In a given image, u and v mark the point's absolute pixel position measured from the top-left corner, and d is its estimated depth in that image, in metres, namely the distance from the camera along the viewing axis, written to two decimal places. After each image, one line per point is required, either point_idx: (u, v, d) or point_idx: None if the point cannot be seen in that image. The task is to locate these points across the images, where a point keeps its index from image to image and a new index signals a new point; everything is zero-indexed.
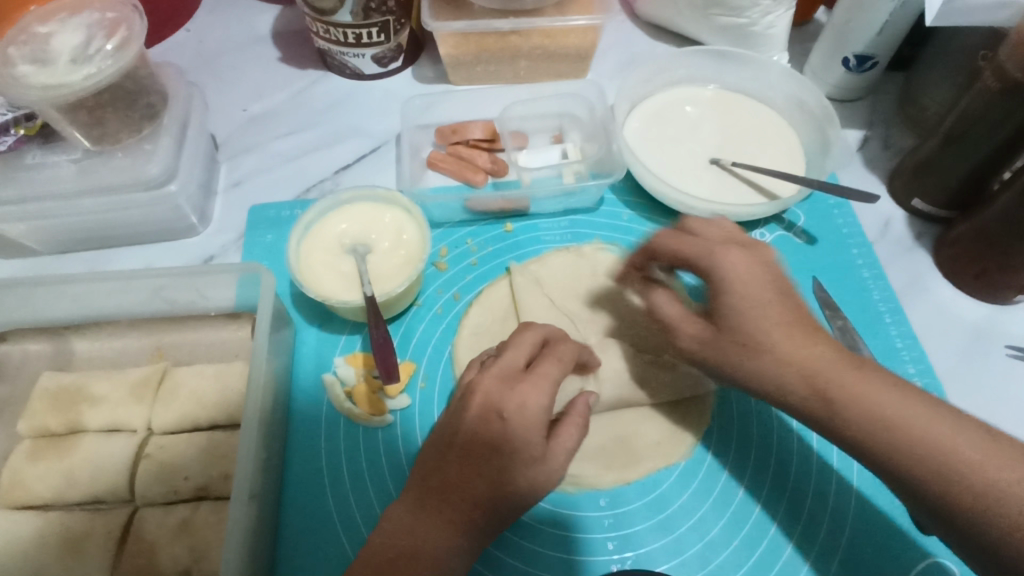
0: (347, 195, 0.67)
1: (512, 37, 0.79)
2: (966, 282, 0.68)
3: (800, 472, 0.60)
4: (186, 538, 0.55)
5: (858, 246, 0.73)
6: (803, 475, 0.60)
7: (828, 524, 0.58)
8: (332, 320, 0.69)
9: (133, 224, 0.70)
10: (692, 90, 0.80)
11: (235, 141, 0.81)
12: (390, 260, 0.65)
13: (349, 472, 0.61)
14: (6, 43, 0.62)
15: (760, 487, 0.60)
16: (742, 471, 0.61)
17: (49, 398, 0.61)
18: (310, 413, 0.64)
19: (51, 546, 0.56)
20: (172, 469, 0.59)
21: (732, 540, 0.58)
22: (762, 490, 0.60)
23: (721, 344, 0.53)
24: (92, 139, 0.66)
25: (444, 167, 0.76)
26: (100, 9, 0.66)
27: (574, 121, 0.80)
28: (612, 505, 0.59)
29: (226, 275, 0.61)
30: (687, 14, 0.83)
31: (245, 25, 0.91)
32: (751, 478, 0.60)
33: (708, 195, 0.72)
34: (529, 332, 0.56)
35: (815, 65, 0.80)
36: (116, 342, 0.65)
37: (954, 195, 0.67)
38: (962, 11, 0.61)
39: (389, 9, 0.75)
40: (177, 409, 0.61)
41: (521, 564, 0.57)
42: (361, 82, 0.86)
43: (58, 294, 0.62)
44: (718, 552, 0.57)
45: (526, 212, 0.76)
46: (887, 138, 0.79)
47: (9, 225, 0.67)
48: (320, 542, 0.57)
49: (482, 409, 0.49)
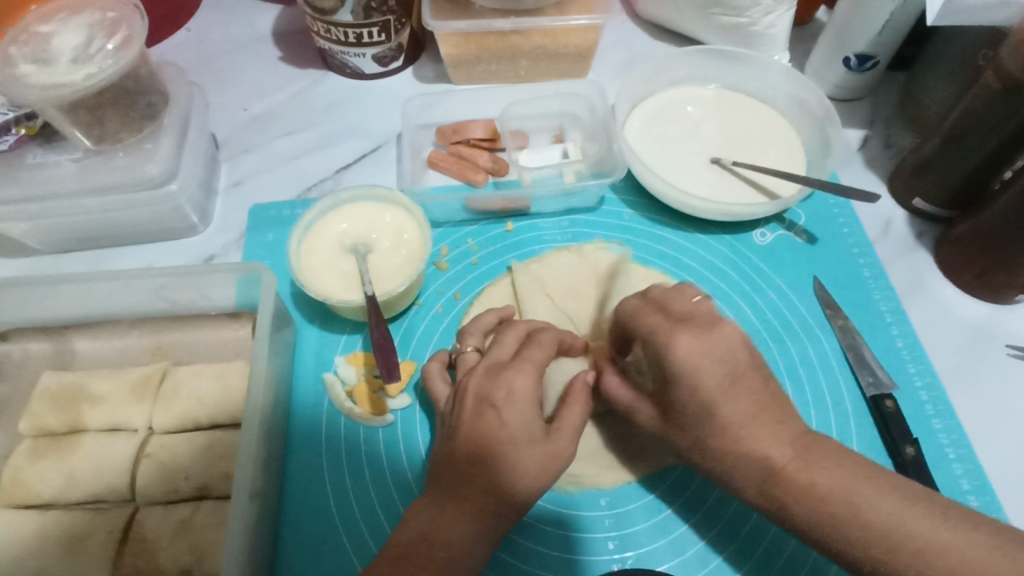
0: (348, 195, 0.67)
1: (513, 36, 0.79)
2: (967, 282, 0.68)
3: (758, 524, 0.58)
4: (186, 538, 0.55)
5: (859, 246, 0.73)
6: (763, 526, 0.58)
7: (810, 562, 0.57)
8: (333, 320, 0.69)
9: (134, 224, 0.70)
10: (693, 89, 0.80)
11: (235, 140, 0.81)
12: (390, 260, 0.65)
13: (350, 473, 0.61)
14: (7, 43, 0.62)
15: (728, 543, 0.57)
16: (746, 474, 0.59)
17: (50, 398, 0.61)
18: (310, 413, 0.64)
19: (52, 547, 0.56)
20: (172, 469, 0.59)
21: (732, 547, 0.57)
22: (729, 542, 0.58)
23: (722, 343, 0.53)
24: (92, 139, 0.66)
25: (444, 166, 0.76)
26: (101, 8, 0.66)
27: (575, 121, 0.80)
28: (613, 505, 0.59)
29: (226, 274, 0.61)
30: (687, 13, 0.83)
31: (245, 25, 0.91)
32: (717, 535, 0.58)
33: (709, 194, 0.72)
34: (517, 330, 0.56)
35: (816, 65, 0.80)
36: (117, 342, 0.65)
37: (955, 194, 0.67)
38: (963, 11, 0.61)
39: (389, 9, 0.75)
40: (177, 408, 0.61)
41: (521, 564, 0.57)
42: (361, 82, 0.86)
43: (59, 294, 0.62)
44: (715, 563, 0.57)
45: (527, 212, 0.76)
46: (888, 137, 0.79)
47: (10, 225, 0.67)
48: (321, 542, 0.57)
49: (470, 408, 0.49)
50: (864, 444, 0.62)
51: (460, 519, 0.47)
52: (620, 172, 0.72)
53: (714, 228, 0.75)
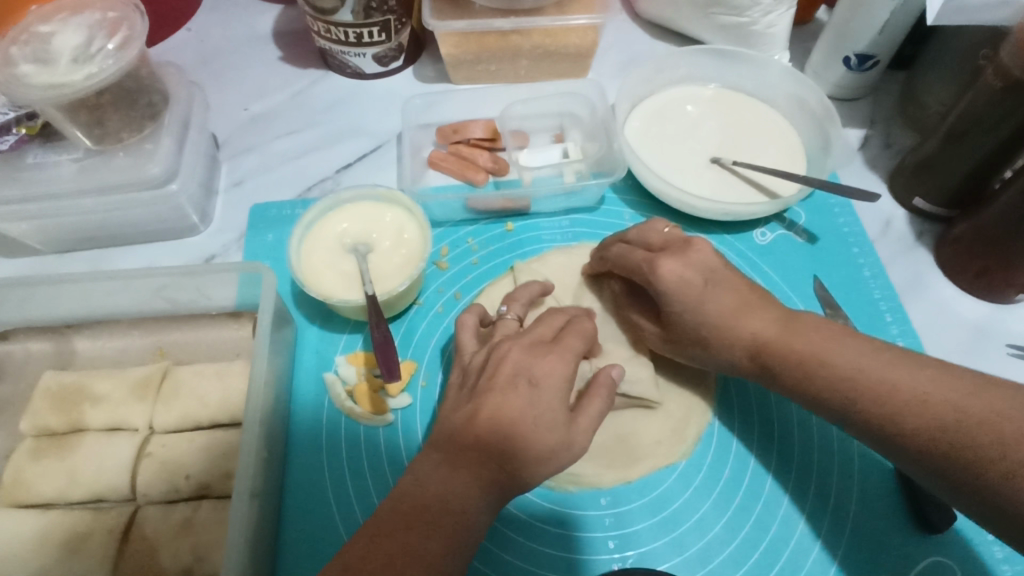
0: (348, 195, 0.68)
1: (513, 36, 0.79)
2: (967, 281, 0.68)
3: (804, 440, 0.62)
4: (187, 538, 0.55)
5: (859, 245, 0.73)
6: (808, 441, 0.62)
7: (838, 483, 0.60)
8: (333, 320, 0.69)
9: (135, 224, 0.70)
10: (693, 90, 0.80)
11: (235, 140, 0.81)
12: (391, 260, 0.65)
13: (351, 471, 0.61)
14: (8, 43, 0.62)
15: (768, 456, 0.62)
16: (790, 416, 0.64)
17: (50, 397, 0.61)
18: (310, 413, 0.64)
19: (52, 546, 0.56)
20: (173, 469, 0.59)
21: (759, 480, 0.61)
22: (772, 457, 0.62)
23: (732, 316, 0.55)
24: (93, 139, 0.66)
25: (444, 166, 0.76)
26: (101, 8, 0.66)
27: (574, 120, 0.80)
28: (613, 504, 0.59)
29: (226, 274, 0.61)
30: (687, 13, 0.83)
31: (245, 25, 0.91)
32: (759, 448, 0.62)
33: (709, 193, 0.72)
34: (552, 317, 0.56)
35: (816, 64, 0.80)
36: (117, 342, 0.65)
37: (955, 193, 0.67)
38: (963, 11, 0.61)
39: (389, 9, 0.75)
40: (178, 408, 0.61)
41: (521, 563, 0.57)
42: (362, 82, 0.86)
43: (60, 294, 0.63)
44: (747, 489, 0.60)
45: (527, 212, 0.76)
46: (888, 137, 0.79)
47: (10, 225, 0.67)
48: (321, 541, 0.58)
49: (506, 376, 0.49)
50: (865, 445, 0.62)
51: (471, 490, 0.45)
52: (620, 172, 0.72)
53: (714, 227, 0.76)
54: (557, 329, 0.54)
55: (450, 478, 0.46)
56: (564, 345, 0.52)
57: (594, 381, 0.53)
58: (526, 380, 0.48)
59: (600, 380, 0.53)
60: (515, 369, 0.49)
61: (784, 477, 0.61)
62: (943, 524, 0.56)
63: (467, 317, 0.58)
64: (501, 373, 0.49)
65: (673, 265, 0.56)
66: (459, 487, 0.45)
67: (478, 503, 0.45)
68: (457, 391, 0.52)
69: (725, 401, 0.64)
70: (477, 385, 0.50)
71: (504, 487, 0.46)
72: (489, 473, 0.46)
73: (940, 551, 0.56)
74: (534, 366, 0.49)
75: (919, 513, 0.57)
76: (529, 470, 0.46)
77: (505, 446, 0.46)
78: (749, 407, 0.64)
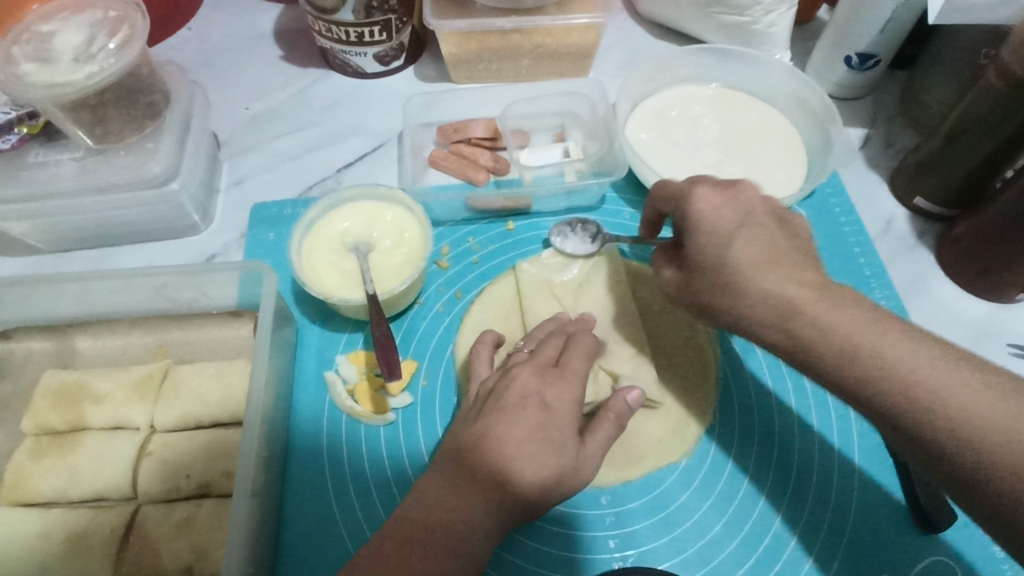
0: (348, 194, 0.67)
1: (514, 35, 0.79)
2: (969, 282, 0.68)
3: None
4: (187, 537, 0.55)
5: (859, 246, 0.73)
6: (808, 441, 0.62)
7: (839, 426, 0.63)
8: (333, 319, 0.69)
9: (136, 223, 0.71)
10: (693, 89, 0.80)
11: (236, 139, 0.81)
12: (391, 259, 0.65)
13: (350, 468, 0.61)
14: (9, 43, 0.62)
15: (768, 457, 0.62)
16: None
17: (51, 397, 0.62)
18: (311, 411, 0.64)
19: (52, 545, 0.56)
20: (173, 467, 0.59)
21: (767, 386, 0.65)
22: (774, 400, 0.65)
23: (771, 267, 0.49)
24: (94, 138, 0.66)
25: (444, 166, 0.76)
26: (102, 8, 0.66)
27: (574, 120, 0.80)
28: (614, 504, 0.59)
29: (227, 274, 0.61)
30: (688, 12, 0.83)
31: (246, 25, 0.91)
32: (757, 453, 0.62)
33: (682, 181, 0.72)
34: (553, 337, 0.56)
35: (816, 64, 0.80)
36: (118, 341, 0.65)
37: (955, 194, 0.67)
38: (963, 10, 0.61)
39: (390, 8, 0.75)
40: (179, 406, 0.61)
41: (522, 563, 0.57)
42: (363, 81, 0.86)
43: (60, 293, 0.63)
44: (760, 414, 0.64)
45: (527, 212, 0.76)
46: (889, 136, 0.79)
47: (12, 224, 0.67)
48: (322, 536, 0.58)
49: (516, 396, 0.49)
50: (864, 443, 0.62)
51: (475, 509, 0.45)
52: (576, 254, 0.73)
53: None
54: (563, 349, 0.54)
55: (458, 496, 0.45)
56: (574, 367, 0.52)
57: (607, 405, 0.53)
58: (537, 403, 0.49)
59: (615, 405, 0.53)
60: (525, 394, 0.49)
61: (784, 478, 0.61)
62: (942, 524, 0.56)
63: (485, 346, 0.59)
64: (502, 401, 0.49)
65: (709, 199, 0.52)
66: (467, 503, 0.45)
67: (481, 521, 0.45)
68: (468, 410, 0.52)
69: (726, 401, 0.64)
70: (486, 405, 0.50)
71: (507, 505, 0.46)
72: (494, 494, 0.45)
73: (939, 551, 0.56)
74: (544, 390, 0.50)
75: (919, 512, 0.57)
76: (537, 494, 0.46)
77: (504, 460, 0.46)
78: (749, 407, 0.64)
